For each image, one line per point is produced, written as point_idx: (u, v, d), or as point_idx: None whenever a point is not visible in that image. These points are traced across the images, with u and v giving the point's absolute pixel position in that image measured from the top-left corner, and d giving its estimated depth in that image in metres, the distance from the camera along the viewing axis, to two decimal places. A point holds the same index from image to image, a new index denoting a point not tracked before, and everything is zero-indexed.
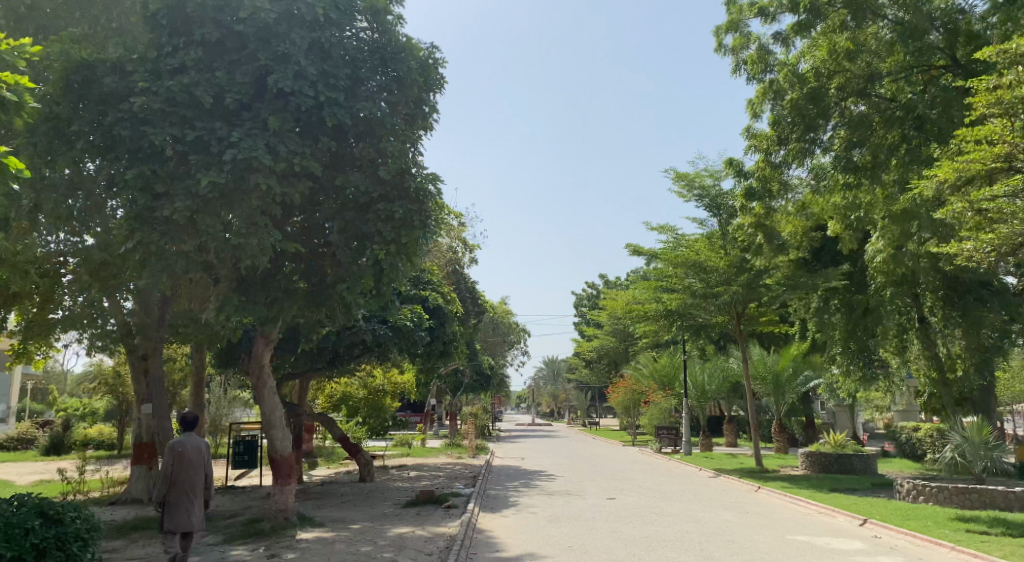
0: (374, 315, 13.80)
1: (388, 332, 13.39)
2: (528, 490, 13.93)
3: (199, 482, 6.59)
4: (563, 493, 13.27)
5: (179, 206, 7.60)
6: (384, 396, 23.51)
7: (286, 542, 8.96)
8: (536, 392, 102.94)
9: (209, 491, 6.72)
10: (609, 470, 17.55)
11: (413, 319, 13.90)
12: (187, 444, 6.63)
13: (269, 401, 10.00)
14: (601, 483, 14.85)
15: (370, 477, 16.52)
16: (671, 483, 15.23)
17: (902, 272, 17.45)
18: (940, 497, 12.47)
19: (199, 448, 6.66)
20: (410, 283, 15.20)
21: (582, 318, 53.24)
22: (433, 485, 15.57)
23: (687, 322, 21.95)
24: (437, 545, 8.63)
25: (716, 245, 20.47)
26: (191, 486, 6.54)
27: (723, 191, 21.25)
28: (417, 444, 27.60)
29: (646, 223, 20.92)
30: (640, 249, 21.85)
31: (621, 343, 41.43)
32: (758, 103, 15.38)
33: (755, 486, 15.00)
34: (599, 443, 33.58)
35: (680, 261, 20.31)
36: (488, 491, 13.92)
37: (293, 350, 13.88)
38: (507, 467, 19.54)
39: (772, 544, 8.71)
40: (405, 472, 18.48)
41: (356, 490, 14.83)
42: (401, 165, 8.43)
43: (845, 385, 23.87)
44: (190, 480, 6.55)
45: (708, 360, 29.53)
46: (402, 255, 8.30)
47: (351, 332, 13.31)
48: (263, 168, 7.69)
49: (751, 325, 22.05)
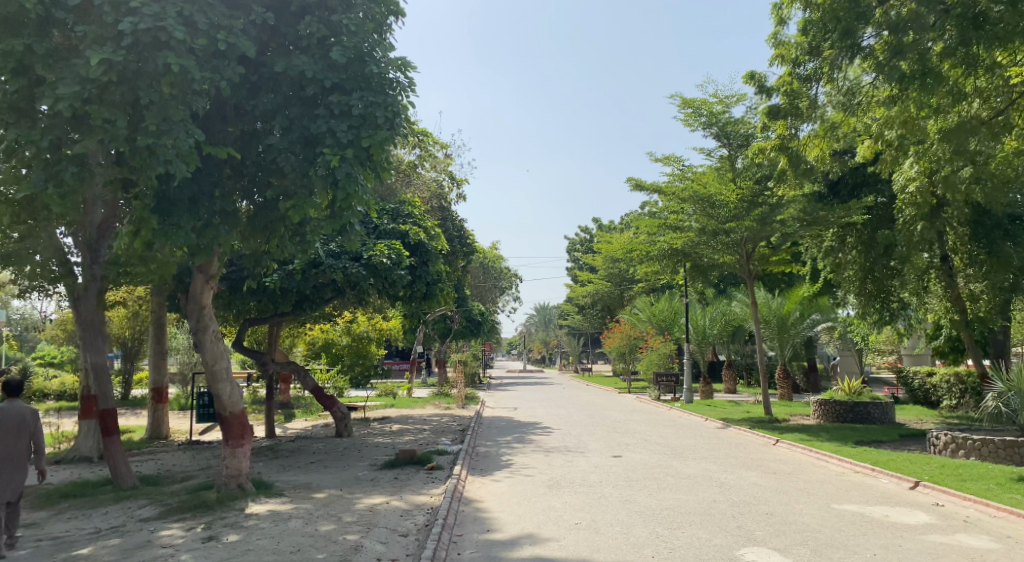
0: (343, 251, 11.97)
1: (360, 271, 11.58)
2: (522, 446, 12.48)
3: (23, 451, 6.06)
4: (562, 450, 11.84)
5: (63, 94, 5.52)
6: (372, 343, 22.11)
7: (231, 520, 7.39)
8: (528, 339, 102.21)
9: (33, 464, 6.17)
10: (610, 422, 16.20)
11: (391, 257, 12.07)
12: (11, 409, 6.14)
13: (212, 349, 8.23)
14: (604, 437, 13.45)
15: (348, 432, 15.09)
16: (679, 436, 13.89)
17: (933, 205, 15.81)
18: (983, 451, 11.17)
19: (24, 414, 6.18)
20: (388, 216, 13.35)
21: (575, 264, 51.71)
22: (416, 440, 14.16)
23: (692, 263, 20.31)
24: (416, 523, 7.09)
25: (727, 177, 18.63)
26: (12, 456, 6.00)
27: (734, 118, 19.23)
28: (404, 393, 26.27)
29: (649, 155, 19.00)
30: (643, 184, 20.00)
31: (615, 289, 39.98)
32: (785, 5, 12.62)
33: (773, 439, 13.67)
34: (593, 391, 32.52)
35: (687, 195, 18.50)
36: (478, 449, 12.45)
37: (254, 291, 12.19)
38: (498, 418, 18.20)
39: (821, 516, 7.26)
40: (388, 426, 17.05)
41: (332, 448, 13.37)
42: (359, 46, 6.41)
43: (857, 329, 22.60)
44: (14, 448, 6.03)
45: (709, 304, 28.09)
46: (362, 164, 6.33)
47: (317, 270, 11.51)
48: (174, 43, 5.69)
49: (761, 266, 20.47)
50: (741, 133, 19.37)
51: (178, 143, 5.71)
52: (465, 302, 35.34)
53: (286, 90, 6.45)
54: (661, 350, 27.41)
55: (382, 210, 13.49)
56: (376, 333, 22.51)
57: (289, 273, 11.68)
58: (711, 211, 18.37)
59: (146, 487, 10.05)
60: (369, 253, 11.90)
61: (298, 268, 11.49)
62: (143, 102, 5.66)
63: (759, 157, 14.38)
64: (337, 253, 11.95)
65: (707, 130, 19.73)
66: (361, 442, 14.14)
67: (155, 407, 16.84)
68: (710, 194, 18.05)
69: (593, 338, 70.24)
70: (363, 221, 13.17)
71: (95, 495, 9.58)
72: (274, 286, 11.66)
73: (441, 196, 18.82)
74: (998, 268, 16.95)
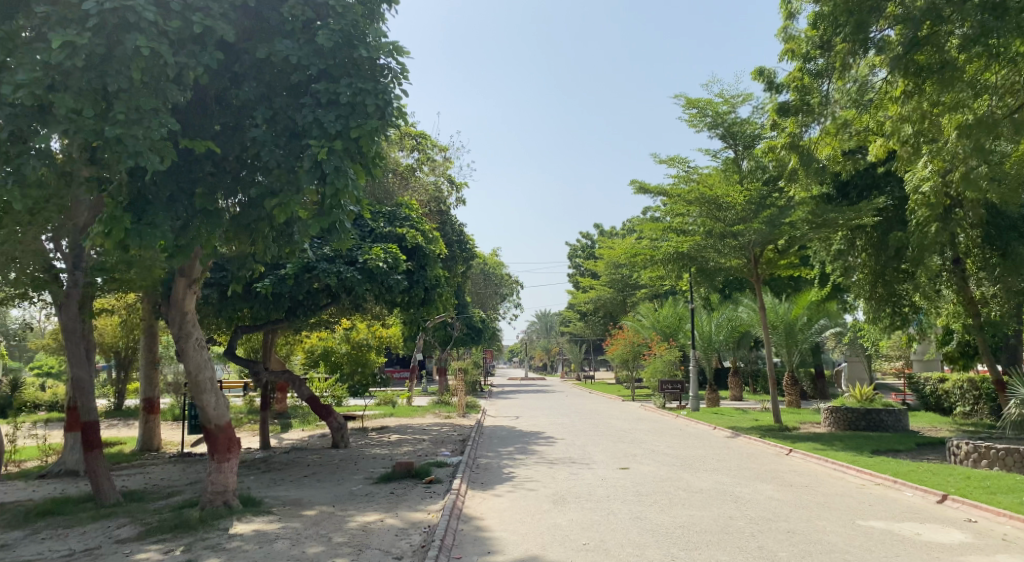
0: (337, 254, 11.48)
1: (355, 275, 11.10)
2: (525, 458, 11.97)
3: None
4: (567, 462, 11.33)
5: (23, 80, 5.06)
6: (371, 351, 21.64)
7: (213, 541, 6.88)
8: (529, 346, 101.66)
9: None
10: (615, 431, 15.68)
11: (387, 260, 11.60)
12: None
13: (195, 358, 7.74)
14: (610, 447, 12.93)
15: (345, 443, 14.58)
16: (687, 446, 13.37)
17: (947, 206, 15.35)
18: (1008, 461, 10.64)
19: None
20: (384, 219, 12.88)
21: (577, 270, 51.25)
22: (415, 452, 13.64)
23: (698, 268, 19.84)
24: (411, 544, 6.57)
25: (732, 179, 18.20)
26: None
27: (740, 119, 18.82)
28: (404, 402, 25.76)
29: (653, 157, 18.57)
30: (646, 187, 19.57)
31: (618, 294, 39.50)
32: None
33: (786, 449, 13.14)
34: (596, 398, 32.00)
35: (692, 198, 18.05)
36: (479, 461, 11.93)
37: (245, 297, 11.71)
38: (500, 428, 17.68)
39: (848, 535, 6.73)
40: (387, 436, 16.54)
41: (327, 461, 12.84)
42: (347, 30, 5.94)
43: (868, 334, 22.10)
44: None
45: (714, 310, 27.61)
46: (352, 158, 5.82)
47: (310, 275, 11.02)
48: (145, 24, 5.22)
49: (769, 271, 20.00)
50: (747, 134, 18.97)
51: (149, 132, 5.23)
52: (465, 309, 34.89)
53: (269, 78, 5.96)
54: (666, 356, 26.90)
55: (377, 213, 13.02)
56: (375, 340, 22.04)
57: (281, 278, 11.19)
58: (717, 214, 17.92)
59: (130, 503, 9.52)
60: (365, 257, 11.41)
61: (290, 273, 11.00)
62: (111, 89, 5.18)
63: (769, 157, 13.96)
64: (331, 257, 11.46)
65: (712, 131, 19.33)
66: (359, 454, 13.63)
67: (146, 418, 16.35)
68: (716, 196, 17.60)
69: (595, 345, 69.64)
70: (358, 224, 12.70)
71: (75, 512, 9.06)
72: (265, 292, 11.17)
73: (440, 200, 18.39)
74: (1014, 270, 16.48)
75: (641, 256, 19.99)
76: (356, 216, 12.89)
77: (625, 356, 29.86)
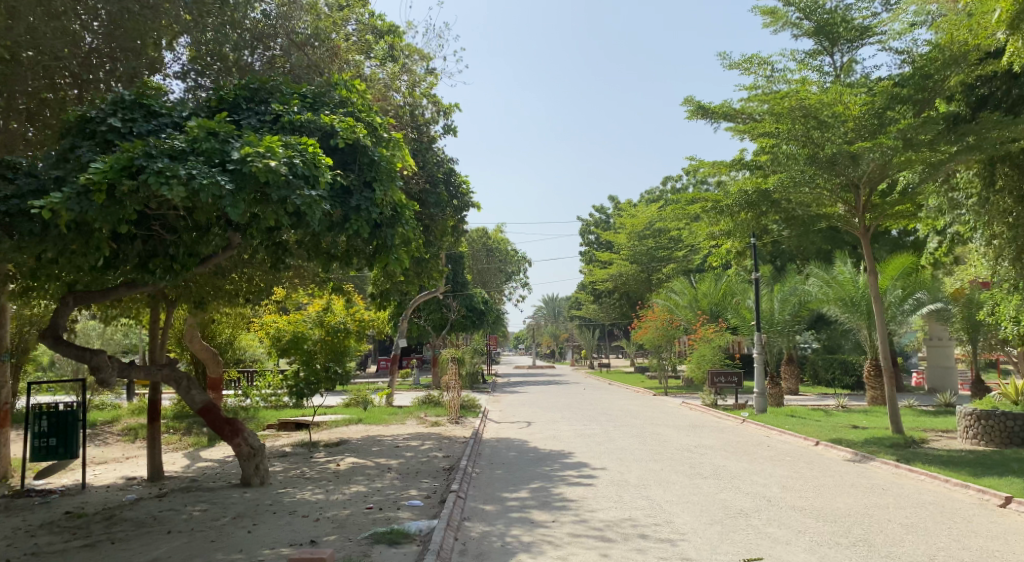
0: (195, 150, 6.18)
1: (223, 184, 5.82)
2: (554, 523, 6.63)
3: None
4: (634, 542, 5.94)
5: None
6: (349, 337, 16.47)
7: None
8: (537, 331, 95.86)
9: None
10: (680, 457, 10.33)
11: (294, 159, 6.38)
12: None
13: None
14: (694, 496, 7.56)
15: (262, 479, 9.40)
16: (819, 490, 7.98)
17: None
18: None
19: None
20: (299, 101, 7.47)
21: (590, 246, 45.82)
22: (368, 498, 8.28)
23: (778, 219, 14.50)
24: None
25: (834, 87, 12.78)
26: None
27: (844, 9, 13.62)
28: (382, 401, 20.41)
29: (723, 58, 13.22)
30: (706, 106, 14.27)
31: (641, 270, 34.03)
32: None
33: (990, 492, 7.68)
34: (619, 392, 26.64)
35: (786, 111, 12.55)
36: (469, 531, 6.56)
37: (39, 232, 6.38)
38: (507, 444, 12.31)
39: None
40: (338, 460, 11.19)
41: (206, 522, 7.46)
42: None
43: (989, 310, 16.78)
44: None
45: (774, 285, 22.28)
46: None
47: (134, 184, 5.73)
48: None
49: (875, 223, 14.50)
50: (850, 32, 13.72)
51: None
52: (464, 288, 31.48)
53: None
54: (714, 342, 21.48)
55: (290, 94, 7.63)
56: (352, 325, 16.97)
57: (84, 190, 5.90)
58: (820, 136, 12.50)
59: None
60: (245, 152, 6.13)
61: (97, 179, 5.71)
62: None
63: None
64: (180, 156, 6.13)
65: (796, 30, 14.28)
66: (270, 502, 8.23)
67: None
68: (818, 106, 12.17)
69: (606, 333, 64.53)
70: (252, 109, 7.32)
71: None
72: (56, 220, 5.85)
73: (421, 124, 13.07)
74: None
75: (699, 205, 14.71)
76: (250, 95, 7.49)
77: (656, 341, 24.51)
